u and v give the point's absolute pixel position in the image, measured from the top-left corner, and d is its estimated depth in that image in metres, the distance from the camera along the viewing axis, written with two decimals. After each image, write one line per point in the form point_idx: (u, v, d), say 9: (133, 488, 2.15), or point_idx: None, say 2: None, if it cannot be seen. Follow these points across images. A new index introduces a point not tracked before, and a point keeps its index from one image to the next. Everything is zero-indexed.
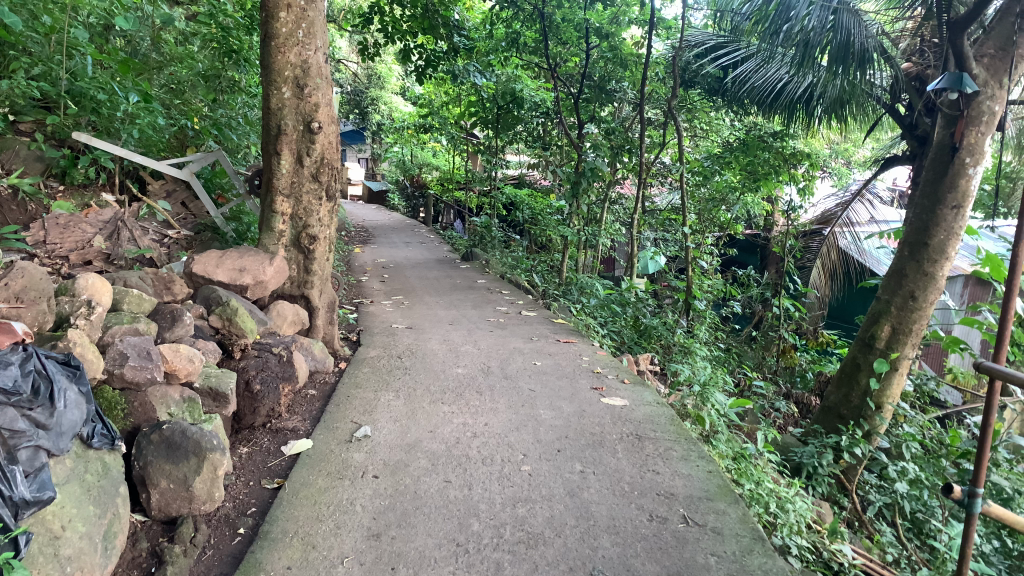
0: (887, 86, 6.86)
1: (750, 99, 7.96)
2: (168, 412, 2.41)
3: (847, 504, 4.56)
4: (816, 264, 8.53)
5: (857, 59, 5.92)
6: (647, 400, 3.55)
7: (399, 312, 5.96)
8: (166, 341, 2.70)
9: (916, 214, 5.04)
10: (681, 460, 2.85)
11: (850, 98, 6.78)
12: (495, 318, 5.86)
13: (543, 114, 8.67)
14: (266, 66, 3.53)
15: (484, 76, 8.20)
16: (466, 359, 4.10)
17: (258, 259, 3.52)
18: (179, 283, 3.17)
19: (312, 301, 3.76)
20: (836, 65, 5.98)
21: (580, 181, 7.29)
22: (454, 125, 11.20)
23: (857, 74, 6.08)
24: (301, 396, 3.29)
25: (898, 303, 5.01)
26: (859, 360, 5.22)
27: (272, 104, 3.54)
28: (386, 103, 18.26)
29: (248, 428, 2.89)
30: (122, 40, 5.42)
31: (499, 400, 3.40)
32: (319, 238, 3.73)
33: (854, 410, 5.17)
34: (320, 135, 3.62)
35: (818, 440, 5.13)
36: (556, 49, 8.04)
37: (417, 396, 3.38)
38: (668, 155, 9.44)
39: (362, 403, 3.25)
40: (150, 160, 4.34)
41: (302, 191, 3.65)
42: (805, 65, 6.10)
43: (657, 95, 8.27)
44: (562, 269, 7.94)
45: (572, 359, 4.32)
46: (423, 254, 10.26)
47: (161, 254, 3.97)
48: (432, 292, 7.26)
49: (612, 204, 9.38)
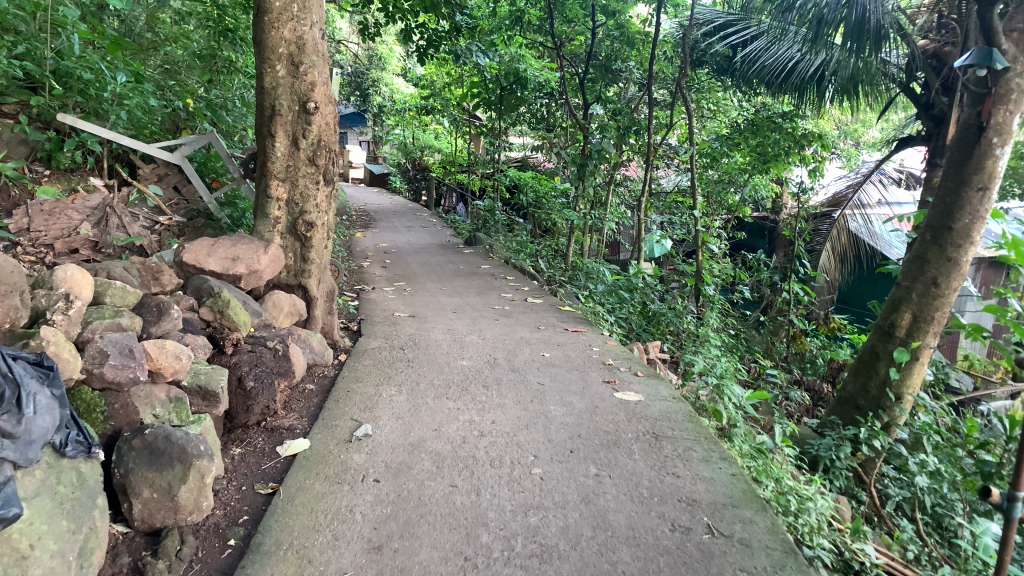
0: (902, 64, 6.65)
1: (758, 80, 7.75)
2: (153, 413, 2.22)
3: (865, 499, 4.44)
4: (826, 247, 8.30)
5: (872, 36, 5.70)
6: (662, 395, 3.38)
7: (401, 300, 5.79)
8: (152, 335, 2.50)
9: (938, 198, 4.84)
10: (703, 463, 2.68)
11: (862, 78, 6.59)
12: (500, 306, 5.68)
13: (548, 95, 8.49)
14: (259, 42, 3.34)
15: (487, 56, 7.97)
16: (470, 350, 3.92)
17: (253, 246, 3.33)
18: (168, 273, 2.97)
19: (310, 291, 3.56)
20: (851, 43, 5.78)
21: (586, 163, 7.08)
22: (456, 107, 11.06)
23: (872, 52, 5.87)
24: (298, 391, 3.11)
25: (920, 290, 4.82)
26: (878, 350, 5.03)
27: (266, 82, 3.34)
28: (387, 85, 17.96)
29: (241, 428, 2.71)
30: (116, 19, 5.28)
31: (507, 395, 3.22)
32: (316, 225, 3.52)
33: (872, 400, 4.99)
34: (317, 116, 3.43)
35: (834, 432, 4.98)
36: (561, 27, 7.84)
37: (420, 391, 3.20)
38: (675, 136, 9.24)
39: (362, 399, 3.07)
40: (139, 143, 4.13)
41: (298, 175, 3.45)
42: (817, 42, 5.88)
43: (664, 75, 8.05)
44: (568, 255, 7.75)
45: (581, 350, 4.13)
46: (424, 239, 10.07)
47: (151, 241, 3.80)
48: (435, 279, 7.09)
49: (618, 186, 9.20)
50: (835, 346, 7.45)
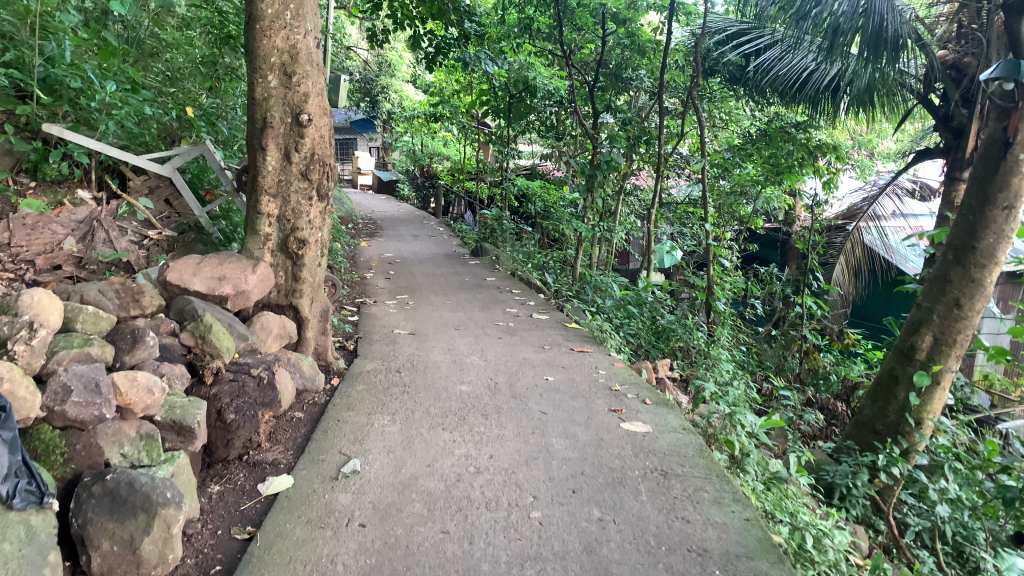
0: (920, 75, 6.44)
1: (771, 89, 7.55)
2: (121, 452, 2.05)
3: (884, 529, 4.27)
4: (839, 261, 8.08)
5: (890, 46, 5.55)
6: (670, 426, 3.20)
7: (403, 315, 5.61)
8: (125, 365, 2.33)
9: (961, 215, 4.63)
10: (715, 506, 2.49)
11: (879, 89, 6.39)
12: (504, 322, 5.49)
13: (556, 103, 8.32)
14: (250, 52, 3.17)
15: (495, 64, 7.81)
16: (470, 374, 3.74)
17: (240, 266, 3.17)
18: (149, 295, 2.80)
19: (301, 312, 3.39)
20: (867, 53, 5.62)
21: (594, 174, 6.92)
22: (464, 114, 10.91)
23: (889, 63, 5.72)
24: (285, 421, 2.94)
25: (941, 311, 4.62)
26: (896, 372, 4.82)
27: (257, 93, 3.18)
28: (396, 91, 17.87)
29: (221, 463, 2.53)
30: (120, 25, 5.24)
31: (506, 426, 3.04)
32: (308, 242, 3.36)
33: (891, 425, 4.78)
34: (311, 128, 3.27)
35: (851, 458, 4.78)
36: (570, 35, 7.69)
37: (415, 421, 3.02)
38: (686, 145, 9.04)
39: (353, 429, 2.90)
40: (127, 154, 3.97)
41: (290, 190, 3.29)
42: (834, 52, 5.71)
43: (676, 84, 7.88)
44: (575, 267, 7.55)
45: (587, 373, 3.95)
46: (429, 249, 9.91)
47: (138, 257, 3.65)
48: (438, 291, 6.92)
49: (627, 196, 9.03)
50: (850, 363, 7.24)
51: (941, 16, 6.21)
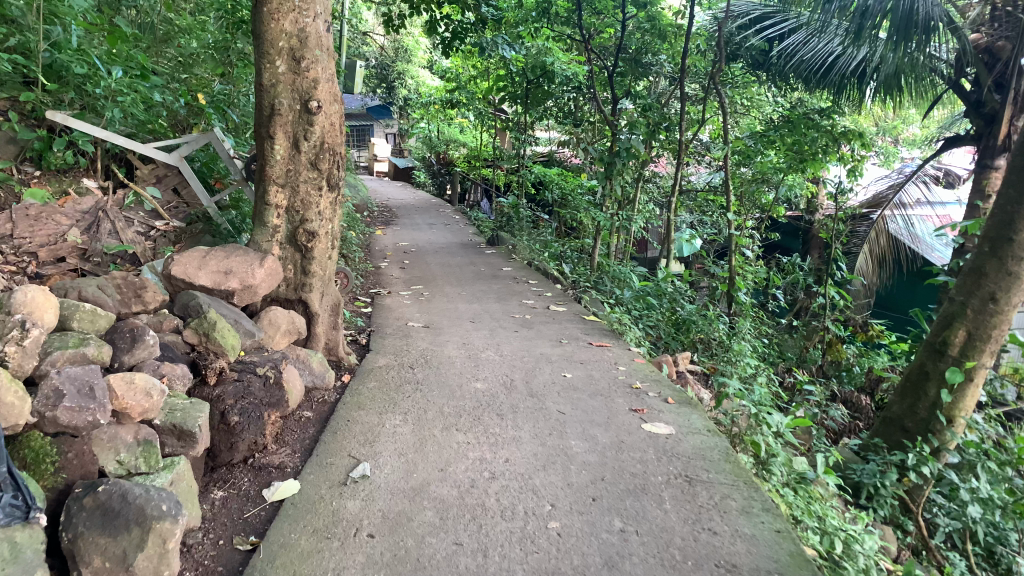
0: (951, 59, 6.08)
1: (795, 74, 7.32)
2: (116, 460, 1.96)
3: (913, 529, 4.14)
4: (863, 249, 7.85)
5: (920, 29, 5.32)
6: (694, 427, 3.06)
7: (417, 307, 5.49)
8: (123, 365, 2.22)
9: (998, 206, 4.44)
10: (744, 517, 2.35)
11: (908, 75, 6.18)
12: (521, 315, 5.36)
13: (575, 89, 8.13)
14: (258, 36, 3.04)
15: (512, 50, 7.63)
16: (485, 370, 3.61)
17: (248, 259, 3.05)
18: (152, 290, 2.70)
19: (310, 307, 3.27)
20: (895, 37, 5.41)
21: (614, 161, 6.75)
22: (481, 100, 10.73)
23: (918, 47, 5.50)
24: (293, 420, 2.84)
25: (976, 305, 4.44)
26: (927, 368, 4.64)
27: (265, 79, 3.06)
28: (412, 77, 17.69)
29: (225, 467, 2.43)
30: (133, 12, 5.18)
31: (523, 427, 2.91)
32: (318, 235, 3.23)
33: (921, 423, 4.61)
34: (320, 116, 3.14)
35: (878, 456, 4.61)
36: (589, 19, 7.48)
37: (427, 421, 2.90)
38: (707, 131, 8.83)
39: (363, 431, 2.78)
40: (133, 143, 3.84)
41: (298, 180, 3.16)
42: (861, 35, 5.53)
43: (697, 69, 7.66)
44: (593, 257, 7.40)
45: (605, 369, 3.81)
46: (445, 238, 9.78)
47: (145, 249, 3.54)
48: (453, 282, 6.79)
49: (646, 183, 8.84)
50: (872, 355, 7.15)
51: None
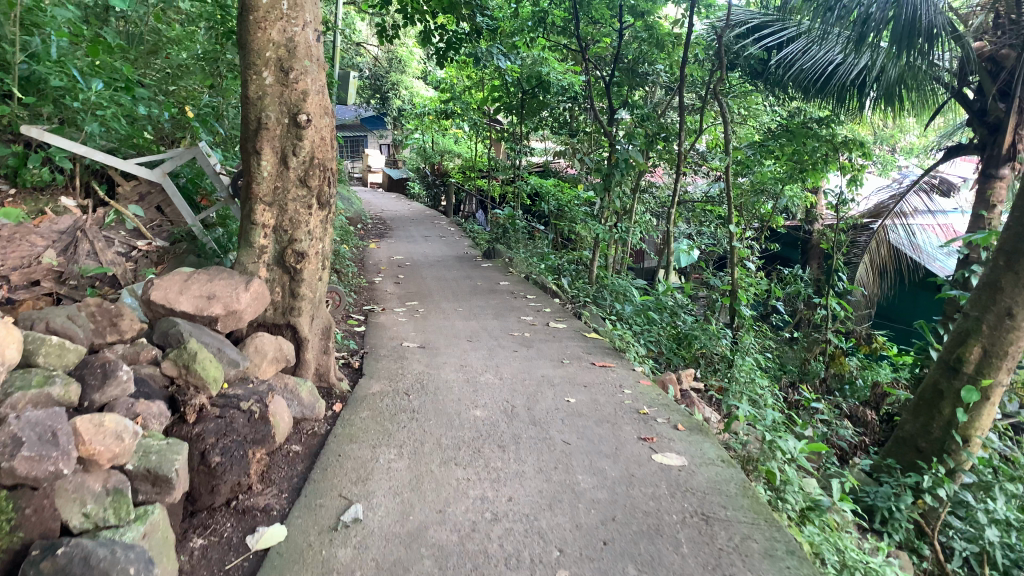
0: (954, 68, 5.92)
1: (793, 84, 7.17)
2: (82, 512, 1.77)
3: (928, 554, 3.92)
4: (863, 260, 7.66)
5: (922, 37, 5.16)
6: (707, 457, 2.89)
7: (412, 324, 5.32)
8: (93, 405, 2.04)
9: (1015, 218, 4.26)
10: (768, 562, 2.17)
11: (909, 84, 6.03)
12: (519, 333, 5.18)
13: (571, 99, 7.98)
14: (243, 45, 2.87)
15: (508, 60, 7.48)
16: (485, 396, 3.43)
17: (232, 282, 2.87)
18: (129, 318, 2.52)
19: (299, 332, 3.09)
20: (897, 46, 5.24)
21: (612, 173, 6.58)
22: (476, 110, 10.59)
23: (921, 56, 5.33)
24: (280, 455, 2.65)
25: (992, 321, 4.26)
26: (941, 387, 4.47)
27: (250, 92, 2.88)
28: (407, 88, 17.57)
29: (206, 510, 2.24)
30: (121, 23, 5.02)
31: (526, 461, 2.73)
32: (308, 255, 3.06)
33: (936, 443, 4.42)
34: (310, 130, 2.97)
35: (892, 478, 4.43)
36: (586, 28, 7.32)
37: (424, 455, 2.72)
38: (705, 140, 8.69)
39: (355, 467, 2.60)
40: (114, 159, 3.64)
41: (287, 199, 2.99)
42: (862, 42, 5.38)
43: (694, 79, 7.50)
44: (592, 271, 7.23)
45: (610, 393, 3.63)
46: (440, 250, 9.61)
47: (125, 270, 3.36)
48: (449, 297, 6.61)
49: (643, 193, 8.69)
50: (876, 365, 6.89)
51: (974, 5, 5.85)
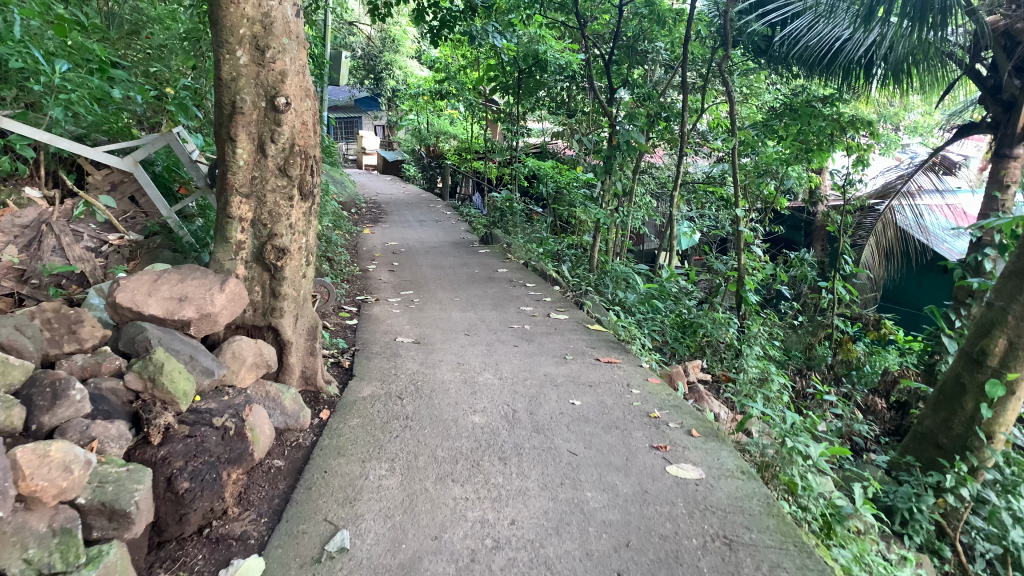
0: (965, 42, 5.55)
1: (799, 61, 6.68)
2: (23, 558, 1.53)
3: (950, 557, 3.68)
4: (869, 242, 7.28)
5: (936, 12, 4.86)
6: (724, 468, 2.67)
7: (407, 317, 5.08)
8: (41, 429, 1.82)
9: None
10: None
11: (919, 57, 5.57)
12: (520, 325, 4.94)
13: (569, 78, 7.70)
14: (215, 22, 2.61)
15: (503, 38, 7.19)
16: (483, 399, 3.19)
17: (207, 282, 2.63)
18: (90, 325, 2.29)
19: (282, 334, 2.85)
20: (908, 19, 4.99)
21: (613, 155, 6.31)
22: (472, 90, 10.28)
23: (934, 32, 5.03)
24: (261, 473, 2.42)
25: (1018, 312, 3.96)
26: (963, 380, 4.18)
27: (224, 73, 2.62)
28: (401, 68, 17.18)
29: (176, 541, 2.00)
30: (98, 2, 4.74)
31: (529, 475, 2.50)
32: (290, 251, 2.80)
33: (956, 440, 4.16)
34: (290, 114, 2.71)
35: (912, 478, 4.17)
36: (585, 4, 7.00)
37: (417, 471, 2.49)
38: (706, 119, 8.40)
39: (343, 486, 2.37)
40: (80, 146, 3.37)
41: (265, 189, 2.73)
42: (872, 16, 5.07)
43: (695, 57, 7.20)
44: (592, 257, 6.99)
45: (617, 394, 3.40)
46: (436, 236, 9.35)
47: (94, 267, 3.09)
48: (445, 286, 6.37)
49: (643, 174, 8.43)
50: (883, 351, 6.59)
51: None
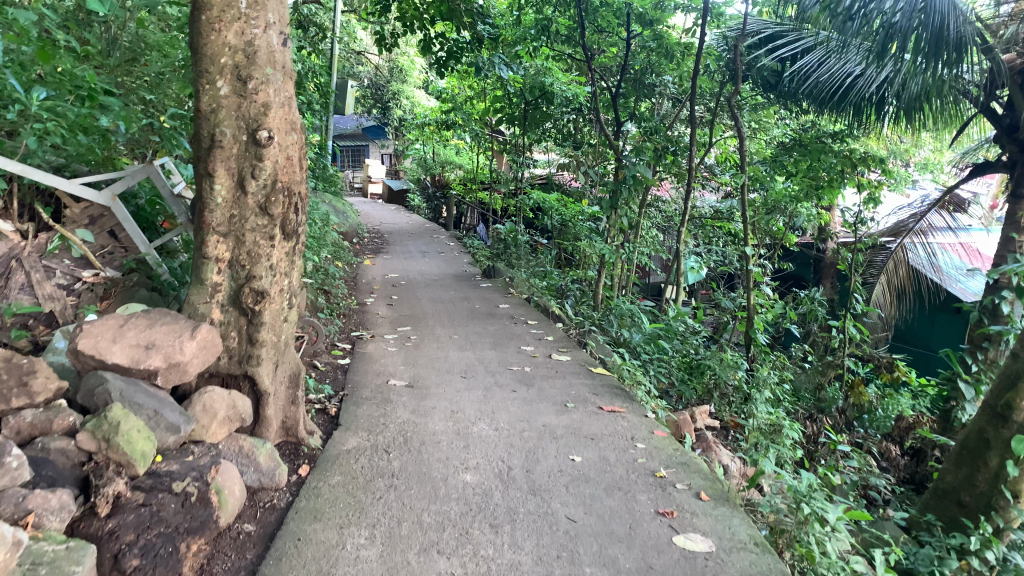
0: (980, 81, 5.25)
1: (808, 98, 6.45)
2: None
3: None
4: (881, 280, 7.02)
5: (951, 49, 4.67)
6: (736, 538, 2.44)
7: (403, 356, 4.87)
8: None
9: None
10: None
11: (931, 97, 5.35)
12: (520, 367, 4.73)
13: (575, 111, 7.55)
14: (195, 50, 2.45)
15: (509, 70, 7.04)
16: (477, 455, 2.97)
17: (177, 328, 2.43)
18: (44, 376, 2.09)
19: (259, 384, 2.65)
20: (922, 58, 4.79)
21: (619, 190, 6.13)
22: (478, 121, 10.17)
23: (948, 70, 4.83)
24: (229, 540, 2.21)
25: None
26: (987, 435, 3.85)
27: (203, 104, 2.46)
28: (408, 98, 17.08)
29: None
30: None
31: (522, 547, 2.28)
32: (269, 295, 2.61)
33: (980, 498, 3.82)
34: (273, 149, 2.53)
35: (934, 538, 3.83)
36: (593, 37, 6.87)
37: (400, 540, 2.27)
38: (713, 154, 8.24)
39: (317, 557, 2.15)
40: (56, 177, 3.15)
41: (244, 228, 2.55)
42: (883, 53, 4.88)
43: (703, 92, 7.03)
44: (597, 294, 6.78)
45: (620, 448, 3.18)
46: (438, 269, 9.17)
47: (64, 306, 2.96)
48: (445, 323, 6.17)
49: (649, 208, 8.24)
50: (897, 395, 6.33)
51: (1005, 17, 5.10)
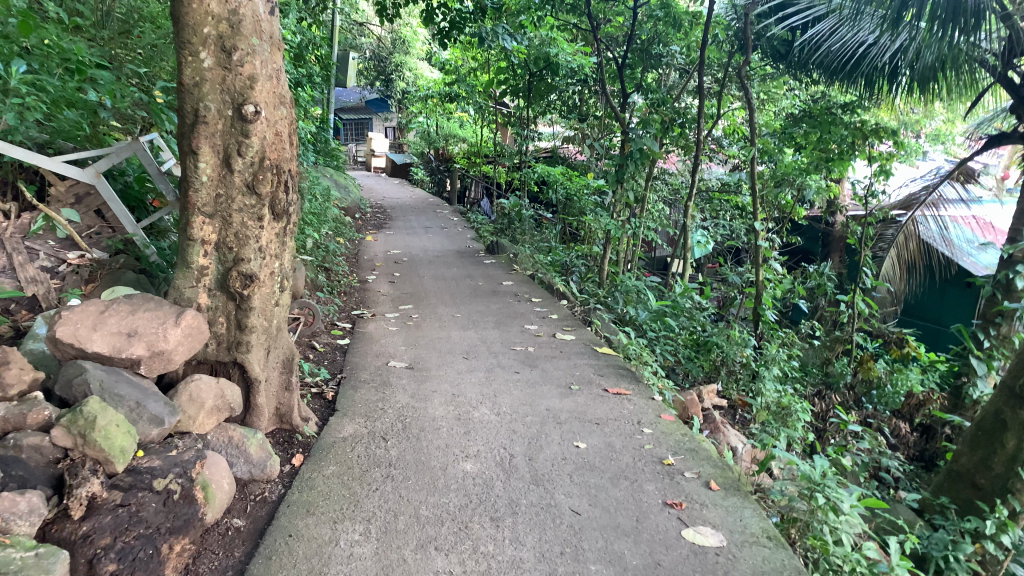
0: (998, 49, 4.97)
1: (818, 68, 6.21)
2: None
3: None
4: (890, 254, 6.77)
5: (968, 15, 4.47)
6: (747, 531, 2.33)
7: (403, 336, 4.75)
8: None
9: None
10: None
11: (946, 66, 5.11)
12: (523, 347, 4.60)
13: (581, 82, 7.35)
14: (176, 19, 2.30)
15: (513, 40, 6.83)
16: (478, 442, 2.86)
17: (162, 314, 2.32)
18: (18, 367, 1.98)
19: (249, 371, 2.55)
20: (940, 25, 4.59)
21: (625, 164, 5.96)
22: (481, 93, 9.95)
23: (964, 37, 4.64)
24: (216, 536, 2.11)
25: None
26: (1004, 416, 3.69)
27: (186, 77, 2.31)
28: (412, 69, 16.78)
29: None
30: None
31: (524, 542, 2.18)
32: (258, 278, 2.49)
33: (995, 480, 3.68)
34: (260, 124, 2.40)
35: (948, 522, 3.71)
36: (598, 6, 6.66)
37: (396, 535, 2.17)
38: (722, 126, 8.05)
39: (309, 554, 2.06)
40: (38, 156, 3.03)
41: (231, 209, 2.43)
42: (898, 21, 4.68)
43: (712, 62, 6.82)
44: (603, 270, 6.63)
45: (627, 434, 3.07)
46: (441, 244, 9.02)
47: (48, 290, 2.82)
48: (447, 301, 6.04)
49: (656, 182, 8.07)
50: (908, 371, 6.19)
51: None
